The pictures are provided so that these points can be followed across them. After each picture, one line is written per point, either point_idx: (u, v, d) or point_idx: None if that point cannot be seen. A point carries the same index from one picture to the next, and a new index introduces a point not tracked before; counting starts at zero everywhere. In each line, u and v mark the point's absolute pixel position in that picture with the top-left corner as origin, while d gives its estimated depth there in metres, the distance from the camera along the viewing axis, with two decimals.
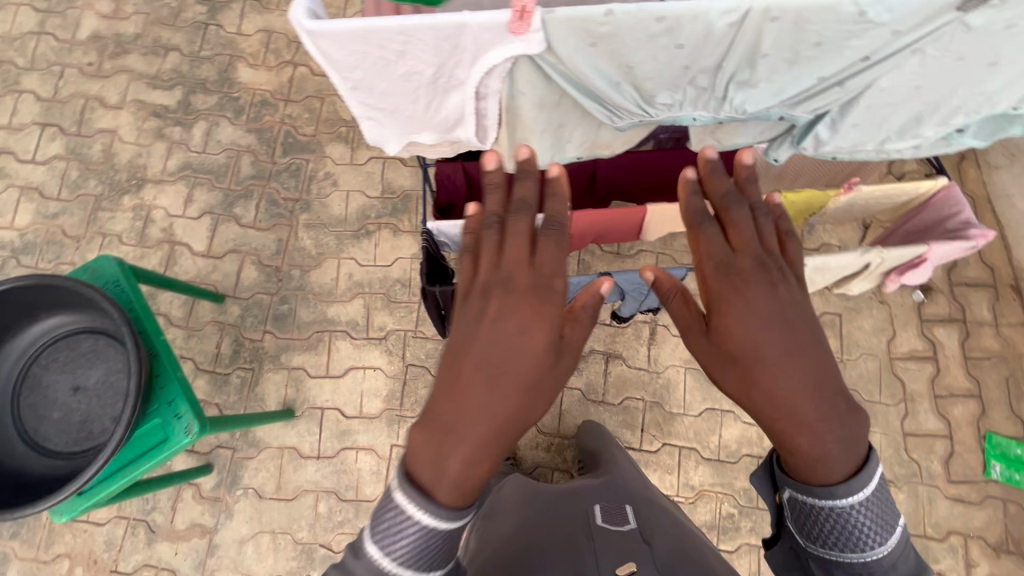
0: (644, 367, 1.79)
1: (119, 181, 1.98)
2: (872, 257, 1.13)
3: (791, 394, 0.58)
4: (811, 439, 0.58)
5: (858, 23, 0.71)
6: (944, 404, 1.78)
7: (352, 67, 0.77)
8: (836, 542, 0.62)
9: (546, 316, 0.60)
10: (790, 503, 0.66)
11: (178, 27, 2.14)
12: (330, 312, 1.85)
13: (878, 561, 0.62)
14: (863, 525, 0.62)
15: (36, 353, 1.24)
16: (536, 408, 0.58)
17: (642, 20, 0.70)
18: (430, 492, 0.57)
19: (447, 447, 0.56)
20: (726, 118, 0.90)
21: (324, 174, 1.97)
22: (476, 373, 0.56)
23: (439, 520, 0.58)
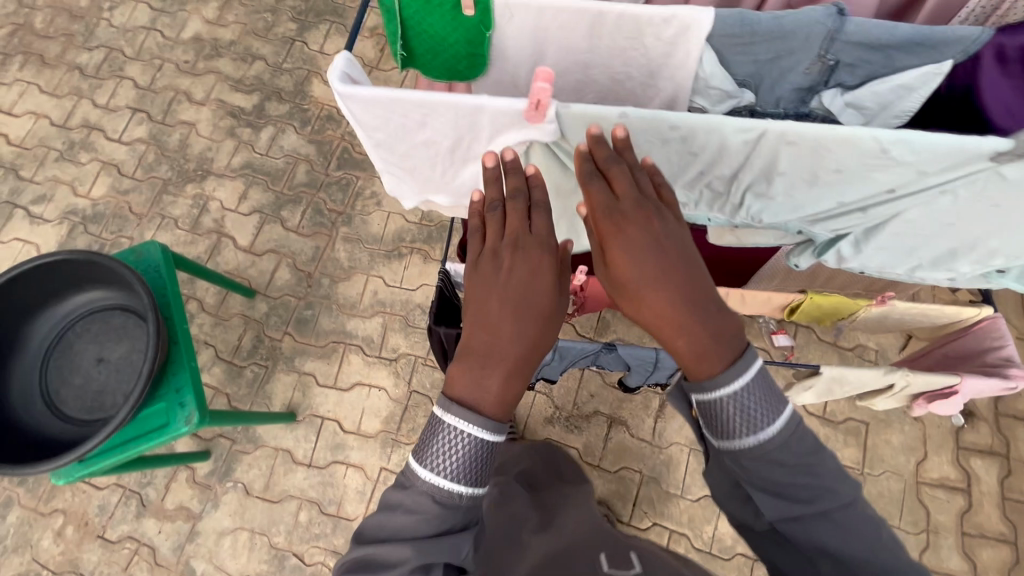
0: (646, 439, 1.73)
1: (187, 170, 2.14)
2: (896, 378, 1.06)
3: (675, 305, 0.69)
4: (694, 342, 0.69)
5: (880, 159, 0.72)
6: (972, 544, 1.62)
7: (378, 130, 0.85)
8: (733, 429, 0.71)
9: (546, 266, 0.76)
10: (696, 409, 0.75)
11: (269, 39, 2.32)
12: (350, 324, 1.90)
13: (773, 437, 0.71)
14: (753, 406, 0.71)
15: (74, 320, 1.34)
16: (548, 337, 0.75)
17: (657, 124, 0.75)
18: (475, 406, 0.72)
19: (486, 368, 0.72)
20: (742, 223, 0.90)
21: (370, 193, 2.06)
22: (501, 311, 0.74)
23: (482, 430, 0.72)
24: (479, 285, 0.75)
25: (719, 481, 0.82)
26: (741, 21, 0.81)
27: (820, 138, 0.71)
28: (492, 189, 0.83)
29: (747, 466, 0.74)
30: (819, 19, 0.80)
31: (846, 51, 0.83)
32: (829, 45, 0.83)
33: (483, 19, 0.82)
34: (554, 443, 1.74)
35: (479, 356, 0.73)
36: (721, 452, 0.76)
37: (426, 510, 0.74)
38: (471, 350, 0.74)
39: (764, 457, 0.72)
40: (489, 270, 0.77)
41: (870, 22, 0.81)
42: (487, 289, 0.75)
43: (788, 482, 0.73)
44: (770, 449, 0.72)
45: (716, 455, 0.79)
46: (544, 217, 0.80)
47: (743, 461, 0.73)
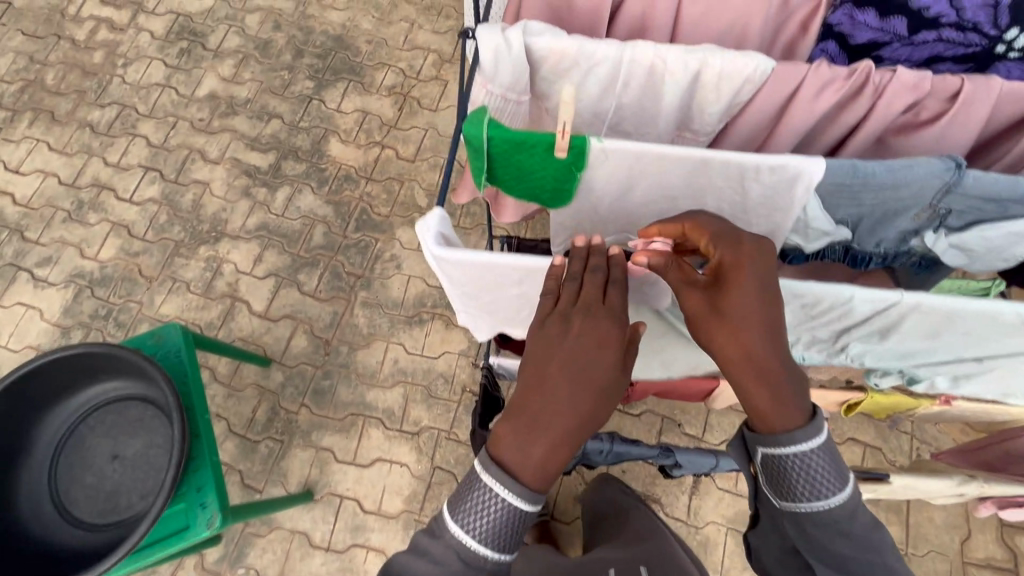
0: (682, 518, 1.66)
1: (201, 231, 2.08)
2: (970, 488, 1.09)
3: (762, 354, 0.67)
4: (772, 397, 0.67)
5: (1014, 327, 0.69)
6: None
7: (467, 283, 0.88)
8: (797, 489, 0.68)
9: (615, 336, 0.71)
10: (759, 464, 0.71)
11: (285, 97, 2.30)
12: (369, 396, 1.83)
13: (839, 507, 0.68)
14: (820, 472, 0.67)
15: (87, 413, 1.26)
16: (605, 408, 0.70)
17: (781, 293, 0.71)
18: (517, 474, 0.67)
19: (536, 435, 0.67)
20: (838, 362, 0.86)
21: (389, 256, 2.02)
22: (562, 373, 0.69)
23: (521, 499, 0.67)
24: (540, 344, 0.71)
25: (768, 539, 0.77)
26: (854, 171, 0.68)
27: (957, 309, 0.68)
28: (575, 259, 0.76)
29: (808, 531, 0.70)
30: (935, 170, 0.68)
31: (961, 200, 0.71)
32: (943, 194, 0.70)
33: (575, 160, 0.73)
34: None
35: (529, 420, 0.68)
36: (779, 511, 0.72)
37: (450, 565, 0.68)
38: (523, 410, 0.69)
39: (830, 524, 0.69)
40: (553, 329, 0.72)
41: (988, 175, 0.68)
42: (546, 346, 0.71)
43: (843, 548, 0.69)
44: (833, 519, 0.69)
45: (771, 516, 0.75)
46: (619, 288, 0.75)
47: (806, 527, 0.70)
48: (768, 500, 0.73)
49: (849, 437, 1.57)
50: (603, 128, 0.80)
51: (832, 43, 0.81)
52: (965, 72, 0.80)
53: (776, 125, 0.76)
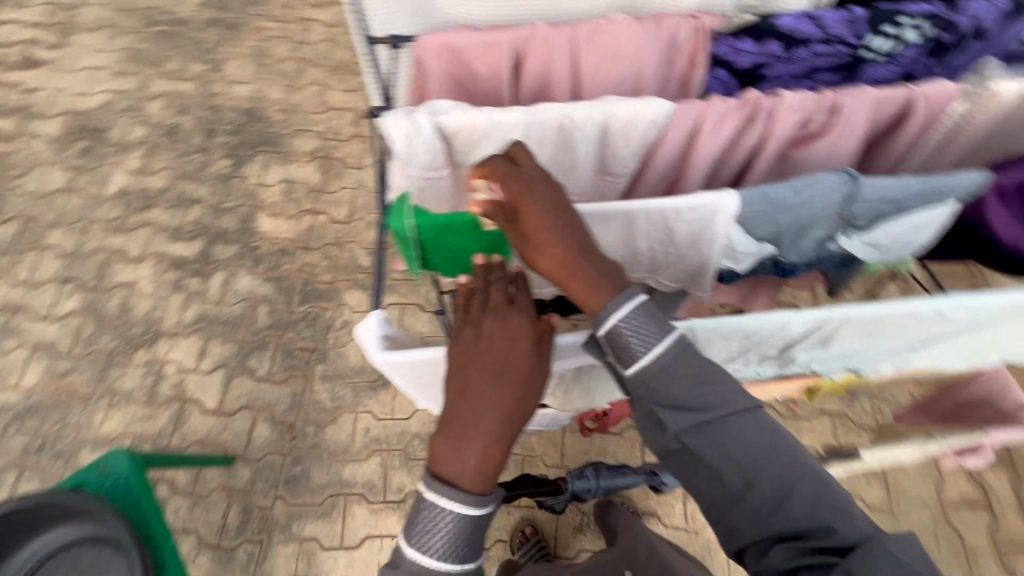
0: (681, 526, 1.67)
1: (134, 335, 1.96)
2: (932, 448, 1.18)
3: (566, 254, 0.64)
4: (590, 290, 0.64)
5: (936, 318, 0.74)
6: (1008, 558, 1.65)
7: (420, 376, 0.86)
8: (628, 355, 0.64)
9: (526, 329, 0.71)
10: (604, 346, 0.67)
11: (203, 180, 2.23)
12: (346, 472, 1.76)
13: (664, 356, 0.64)
14: (637, 328, 0.64)
15: (36, 565, 1.16)
16: (530, 402, 0.70)
17: (721, 329, 0.73)
18: (457, 482, 0.66)
19: (467, 440, 0.66)
20: (792, 371, 0.90)
21: (341, 323, 1.97)
22: (480, 377, 0.68)
23: (468, 503, 0.65)
24: (457, 354, 0.70)
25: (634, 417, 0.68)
26: (764, 199, 0.63)
27: (882, 310, 0.72)
28: (477, 275, 0.74)
29: (654, 391, 0.65)
30: (835, 185, 0.63)
31: (873, 204, 0.65)
32: (853, 204, 0.65)
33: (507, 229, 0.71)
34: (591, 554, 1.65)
35: (457, 428, 0.67)
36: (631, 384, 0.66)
37: None
38: (451, 419, 0.68)
39: (662, 376, 0.64)
40: (467, 336, 0.71)
41: (894, 179, 0.63)
42: (464, 353, 0.70)
43: (689, 394, 0.64)
44: (665, 368, 0.63)
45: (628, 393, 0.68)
46: (525, 290, 0.74)
47: (650, 386, 0.64)
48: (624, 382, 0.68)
49: (817, 411, 1.64)
50: None
51: (722, 71, 0.84)
52: (840, 80, 0.86)
53: (687, 160, 0.75)
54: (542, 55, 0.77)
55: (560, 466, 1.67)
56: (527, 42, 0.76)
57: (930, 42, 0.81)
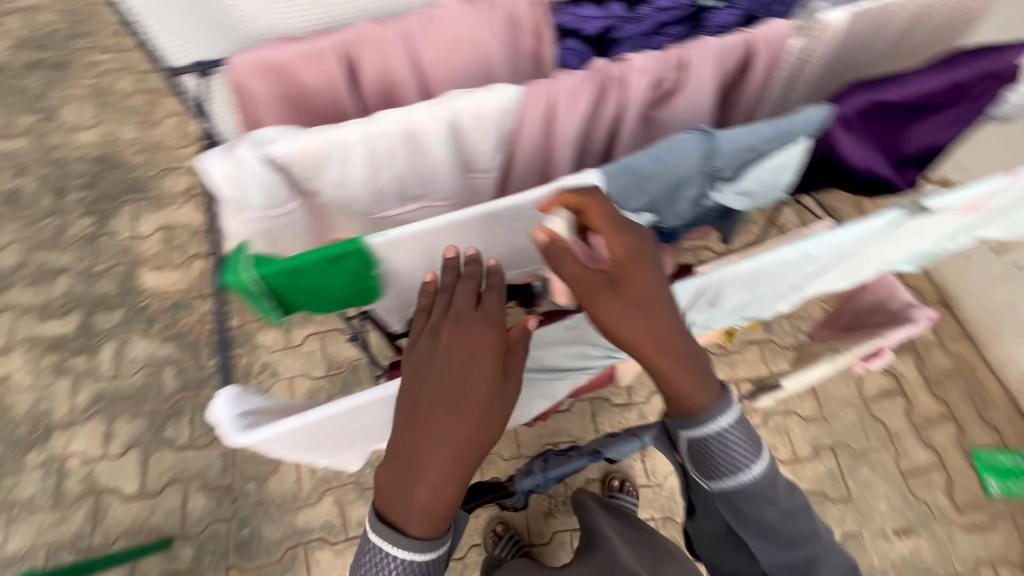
0: (644, 483, 1.72)
1: (21, 436, 1.73)
2: None
3: (659, 329, 0.63)
4: (684, 379, 0.67)
5: (804, 260, 0.75)
6: (925, 432, 1.83)
7: (300, 442, 0.74)
8: (717, 473, 0.74)
9: (488, 344, 0.62)
10: (685, 453, 0.77)
11: (64, 246, 1.97)
12: (300, 520, 1.65)
13: (754, 479, 0.75)
14: (736, 450, 0.73)
15: None
16: (489, 434, 0.63)
17: None
18: (404, 524, 0.63)
19: (411, 479, 0.61)
20: (695, 330, 0.92)
21: (260, 366, 1.82)
22: (433, 408, 0.61)
23: (414, 550, 0.63)
24: (410, 376, 0.63)
25: (707, 529, 0.83)
26: (625, 171, 0.60)
27: (763, 262, 0.72)
28: (444, 272, 0.65)
29: (740, 510, 0.76)
30: (693, 145, 0.61)
31: (732, 156, 0.64)
32: (713, 160, 0.64)
33: (361, 260, 0.59)
34: (566, 533, 1.67)
35: (404, 462, 0.62)
36: (712, 495, 0.78)
37: None
38: (397, 453, 0.62)
39: (751, 499, 0.76)
40: (424, 348, 0.63)
41: (744, 129, 0.63)
42: (417, 370, 0.63)
43: (766, 503, 0.76)
44: (759, 491, 0.75)
45: (704, 500, 0.80)
46: (493, 295, 0.65)
47: (737, 504, 0.75)
48: (700, 486, 0.79)
49: (743, 344, 1.72)
50: (394, 203, 0.71)
51: (574, 40, 0.81)
52: (688, 30, 0.85)
53: (552, 141, 0.71)
54: (377, 57, 0.70)
55: (517, 456, 1.66)
56: (356, 45, 0.69)
57: None
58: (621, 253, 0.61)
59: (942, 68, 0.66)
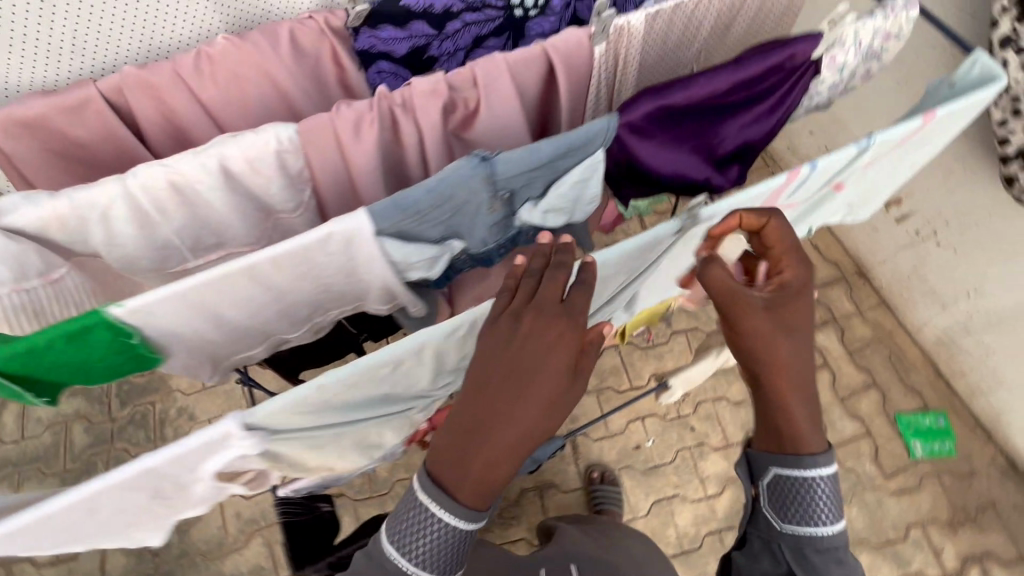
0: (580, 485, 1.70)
1: None
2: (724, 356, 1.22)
3: (788, 356, 0.62)
4: (797, 416, 0.64)
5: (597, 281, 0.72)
6: (851, 404, 1.86)
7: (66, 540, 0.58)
8: (791, 514, 0.66)
9: (567, 341, 0.54)
10: (760, 484, 0.69)
11: None
12: (228, 567, 1.58)
13: (828, 537, 0.66)
14: (821, 502, 0.65)
15: None
16: (556, 426, 0.56)
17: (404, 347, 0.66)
18: (453, 489, 0.56)
19: (469, 450, 0.55)
20: None
21: (177, 411, 1.73)
22: (506, 393, 0.54)
23: (457, 518, 0.57)
24: (487, 352, 0.55)
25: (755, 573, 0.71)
26: (398, 206, 0.57)
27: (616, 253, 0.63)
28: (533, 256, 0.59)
29: (803, 563, 0.66)
30: (468, 171, 0.58)
31: (517, 178, 0.61)
32: (496, 184, 0.61)
33: (113, 336, 0.53)
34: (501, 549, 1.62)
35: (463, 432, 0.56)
36: (777, 538, 0.68)
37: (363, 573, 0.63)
38: (463, 422, 0.55)
39: (819, 553, 0.66)
40: (503, 327, 0.55)
41: (521, 149, 0.60)
42: (491, 351, 0.55)
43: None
44: (832, 552, 0.66)
45: (763, 540, 0.70)
46: (582, 290, 0.57)
47: (802, 553, 0.66)
48: (765, 525, 0.69)
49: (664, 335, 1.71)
50: (188, 255, 0.67)
51: (383, 62, 0.74)
52: (509, 42, 0.81)
53: (350, 173, 0.68)
54: (151, 104, 0.66)
55: None
56: (125, 94, 0.65)
57: None
58: (784, 279, 0.64)
59: (735, 66, 0.64)
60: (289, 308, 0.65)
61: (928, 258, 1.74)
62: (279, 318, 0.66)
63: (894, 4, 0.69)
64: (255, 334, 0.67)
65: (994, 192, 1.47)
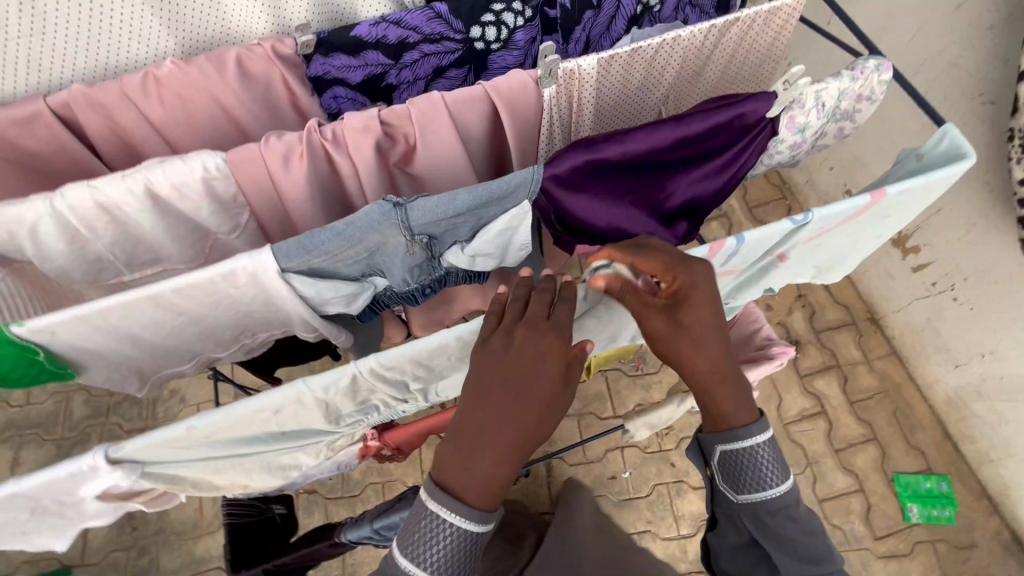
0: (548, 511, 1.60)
1: None
2: (691, 402, 1.12)
3: (713, 356, 0.60)
4: (735, 413, 0.63)
5: None
6: (846, 457, 1.68)
7: None
8: (743, 481, 0.63)
9: (558, 348, 0.52)
10: (710, 463, 0.66)
11: None
12: (198, 549, 1.52)
13: (780, 498, 0.63)
14: (765, 464, 0.63)
15: None
16: (552, 425, 0.53)
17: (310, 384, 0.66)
18: (463, 495, 0.52)
19: (477, 456, 0.51)
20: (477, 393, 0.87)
21: (171, 392, 1.73)
22: (504, 398, 0.51)
23: (468, 522, 0.52)
24: (479, 365, 0.52)
25: (723, 547, 0.67)
26: (304, 245, 0.56)
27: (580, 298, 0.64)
28: (516, 282, 0.58)
29: (763, 527, 0.63)
30: (379, 217, 0.57)
31: (435, 224, 0.60)
32: (412, 230, 0.59)
33: (19, 351, 0.55)
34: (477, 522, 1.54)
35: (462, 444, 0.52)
36: (738, 510, 0.65)
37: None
38: (462, 432, 0.52)
39: (778, 515, 0.63)
40: (495, 346, 0.53)
41: (438, 198, 0.58)
42: (484, 363, 0.53)
43: (813, 541, 0.62)
44: (786, 513, 0.63)
45: (725, 516, 0.67)
46: (568, 305, 0.56)
47: (759, 517, 0.63)
48: (723, 501, 0.66)
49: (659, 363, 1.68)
50: (123, 267, 0.69)
51: (340, 87, 0.75)
52: (470, 73, 0.80)
53: (283, 201, 0.68)
54: (97, 117, 0.67)
55: None
56: (72, 107, 0.66)
57: (537, 19, 0.78)
58: (673, 287, 0.59)
59: (675, 122, 0.63)
60: (209, 331, 0.66)
61: (944, 312, 1.55)
62: (200, 339, 0.67)
63: (864, 65, 0.64)
64: (180, 353, 0.69)
65: (1015, 247, 1.32)
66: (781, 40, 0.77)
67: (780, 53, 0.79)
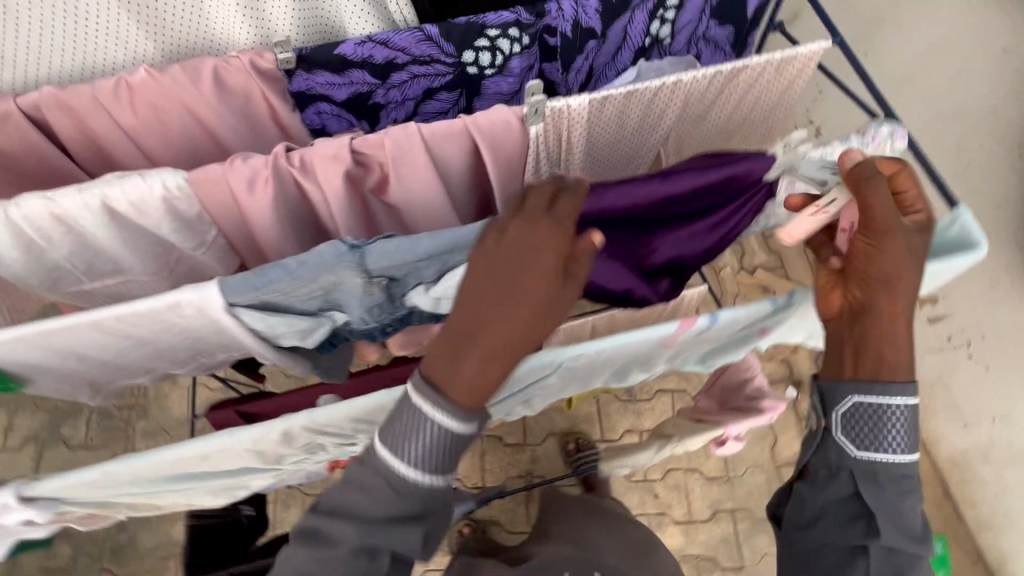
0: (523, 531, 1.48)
1: None
2: (671, 449, 1.07)
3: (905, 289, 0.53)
4: (892, 358, 0.54)
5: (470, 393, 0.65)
6: None
7: None
8: (867, 437, 0.56)
9: (551, 245, 0.46)
10: (828, 410, 0.58)
11: None
12: None
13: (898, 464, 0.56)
14: (896, 425, 0.55)
15: None
16: (545, 329, 0.47)
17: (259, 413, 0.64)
18: (444, 390, 0.47)
19: (462, 350, 0.46)
20: None
21: None
22: (495, 289, 0.46)
23: (448, 419, 0.47)
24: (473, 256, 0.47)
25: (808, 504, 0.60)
26: (253, 281, 0.54)
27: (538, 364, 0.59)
28: None
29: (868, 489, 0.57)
30: (333, 256, 0.54)
31: (395, 267, 0.57)
32: (369, 273, 0.56)
33: None
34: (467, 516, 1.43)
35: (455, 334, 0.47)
36: (844, 465, 0.58)
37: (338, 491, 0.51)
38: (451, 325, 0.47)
39: (890, 482, 0.56)
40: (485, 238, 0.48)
41: (398, 241, 0.55)
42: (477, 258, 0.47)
43: (913, 514, 0.57)
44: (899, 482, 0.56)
45: (820, 473, 0.60)
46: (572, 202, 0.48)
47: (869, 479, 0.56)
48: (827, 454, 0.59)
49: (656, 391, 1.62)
50: (83, 275, 0.67)
51: (323, 103, 0.72)
52: (462, 97, 0.76)
53: (248, 222, 0.65)
54: (67, 119, 0.65)
55: None
56: (42, 108, 0.64)
57: (535, 46, 0.73)
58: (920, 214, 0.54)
59: (663, 176, 0.58)
60: (161, 350, 0.64)
61: None
62: (152, 356, 0.65)
63: (876, 131, 0.60)
64: (134, 367, 0.67)
65: None
66: (795, 87, 0.72)
67: (793, 100, 0.74)
